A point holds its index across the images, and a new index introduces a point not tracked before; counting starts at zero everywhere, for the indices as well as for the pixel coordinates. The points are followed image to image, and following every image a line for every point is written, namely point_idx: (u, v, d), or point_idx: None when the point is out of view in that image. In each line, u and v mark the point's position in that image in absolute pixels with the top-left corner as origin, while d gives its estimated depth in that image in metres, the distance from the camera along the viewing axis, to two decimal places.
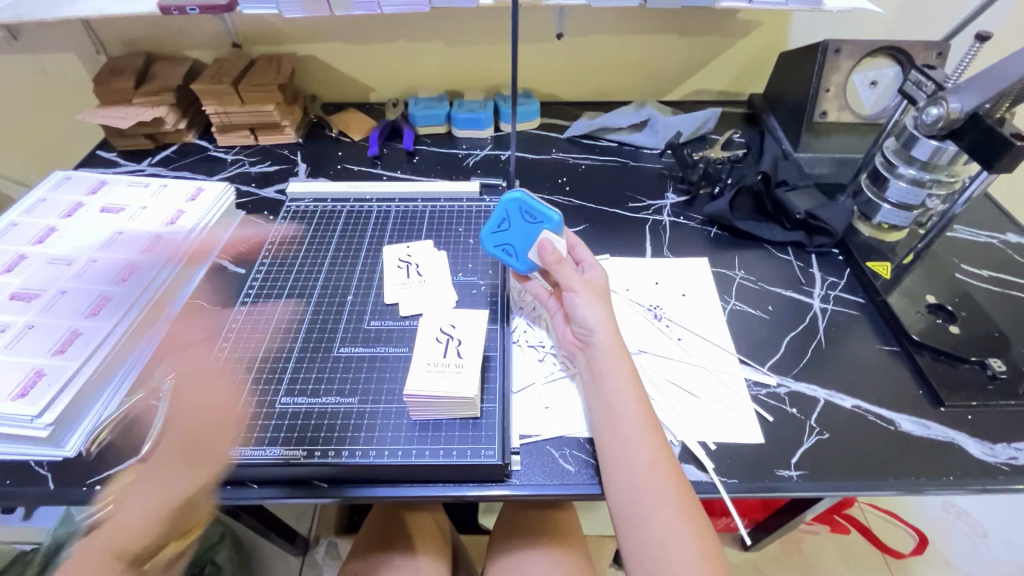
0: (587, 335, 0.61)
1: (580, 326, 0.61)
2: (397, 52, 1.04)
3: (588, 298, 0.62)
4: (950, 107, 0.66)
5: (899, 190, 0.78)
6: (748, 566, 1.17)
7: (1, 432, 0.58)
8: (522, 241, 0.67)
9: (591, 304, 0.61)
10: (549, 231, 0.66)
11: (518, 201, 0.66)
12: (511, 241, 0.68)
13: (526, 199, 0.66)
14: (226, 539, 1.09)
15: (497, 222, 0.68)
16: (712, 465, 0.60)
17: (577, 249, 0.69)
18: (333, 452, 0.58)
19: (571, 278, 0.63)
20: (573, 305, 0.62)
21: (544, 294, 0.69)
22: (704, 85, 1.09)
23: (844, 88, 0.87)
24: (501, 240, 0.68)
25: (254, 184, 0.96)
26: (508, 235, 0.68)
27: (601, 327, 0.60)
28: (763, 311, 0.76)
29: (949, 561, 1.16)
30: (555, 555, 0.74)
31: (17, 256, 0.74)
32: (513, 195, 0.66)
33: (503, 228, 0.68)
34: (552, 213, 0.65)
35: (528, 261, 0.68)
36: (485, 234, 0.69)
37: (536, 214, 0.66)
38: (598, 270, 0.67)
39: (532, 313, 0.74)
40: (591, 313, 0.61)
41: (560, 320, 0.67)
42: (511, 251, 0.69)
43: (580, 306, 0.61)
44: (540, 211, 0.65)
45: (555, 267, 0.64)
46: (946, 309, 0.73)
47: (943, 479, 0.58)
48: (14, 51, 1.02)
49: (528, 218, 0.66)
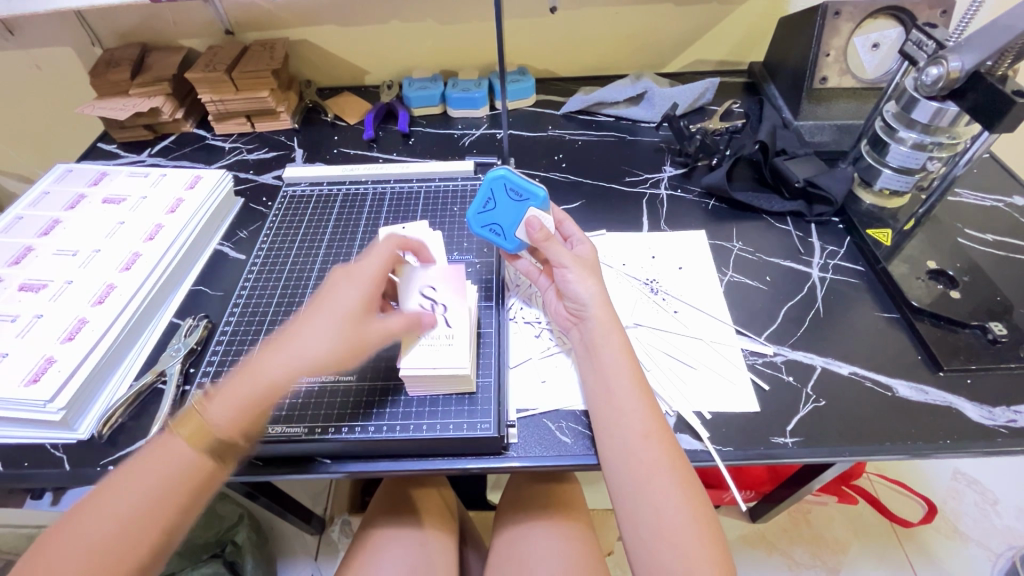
0: (580, 309, 0.61)
1: (574, 301, 0.61)
2: (389, 33, 1.03)
3: (579, 272, 0.62)
4: (950, 67, 0.64)
5: (900, 154, 0.77)
6: (755, 537, 1.19)
7: (17, 417, 0.60)
8: (509, 221, 0.67)
9: (583, 279, 0.61)
10: (536, 208, 0.65)
11: (501, 179, 0.66)
12: (499, 220, 0.67)
13: (510, 176, 0.66)
14: (245, 519, 1.13)
15: (482, 202, 0.67)
16: (708, 433, 0.60)
17: (564, 225, 0.69)
18: (334, 429, 0.59)
19: (561, 254, 0.62)
20: (565, 281, 0.62)
21: (535, 272, 0.70)
22: (702, 56, 1.07)
23: (844, 52, 0.85)
24: (488, 222, 0.68)
25: (252, 171, 0.96)
26: (497, 211, 0.67)
27: (594, 302, 0.60)
28: (760, 282, 0.75)
29: (958, 529, 1.16)
30: (557, 526, 0.76)
31: (24, 249, 0.76)
32: (496, 173, 0.66)
33: (490, 208, 0.67)
34: (538, 188, 0.65)
35: (517, 240, 0.68)
36: (472, 215, 0.68)
37: (521, 191, 0.66)
38: (587, 246, 0.67)
39: (526, 292, 0.74)
40: (583, 287, 0.61)
41: (552, 296, 0.68)
42: (499, 232, 0.68)
43: (572, 281, 0.61)
44: (524, 187, 0.65)
45: (544, 243, 0.62)
46: (947, 274, 0.72)
47: (940, 443, 0.58)
48: (11, 47, 1.03)
49: (514, 196, 0.66)
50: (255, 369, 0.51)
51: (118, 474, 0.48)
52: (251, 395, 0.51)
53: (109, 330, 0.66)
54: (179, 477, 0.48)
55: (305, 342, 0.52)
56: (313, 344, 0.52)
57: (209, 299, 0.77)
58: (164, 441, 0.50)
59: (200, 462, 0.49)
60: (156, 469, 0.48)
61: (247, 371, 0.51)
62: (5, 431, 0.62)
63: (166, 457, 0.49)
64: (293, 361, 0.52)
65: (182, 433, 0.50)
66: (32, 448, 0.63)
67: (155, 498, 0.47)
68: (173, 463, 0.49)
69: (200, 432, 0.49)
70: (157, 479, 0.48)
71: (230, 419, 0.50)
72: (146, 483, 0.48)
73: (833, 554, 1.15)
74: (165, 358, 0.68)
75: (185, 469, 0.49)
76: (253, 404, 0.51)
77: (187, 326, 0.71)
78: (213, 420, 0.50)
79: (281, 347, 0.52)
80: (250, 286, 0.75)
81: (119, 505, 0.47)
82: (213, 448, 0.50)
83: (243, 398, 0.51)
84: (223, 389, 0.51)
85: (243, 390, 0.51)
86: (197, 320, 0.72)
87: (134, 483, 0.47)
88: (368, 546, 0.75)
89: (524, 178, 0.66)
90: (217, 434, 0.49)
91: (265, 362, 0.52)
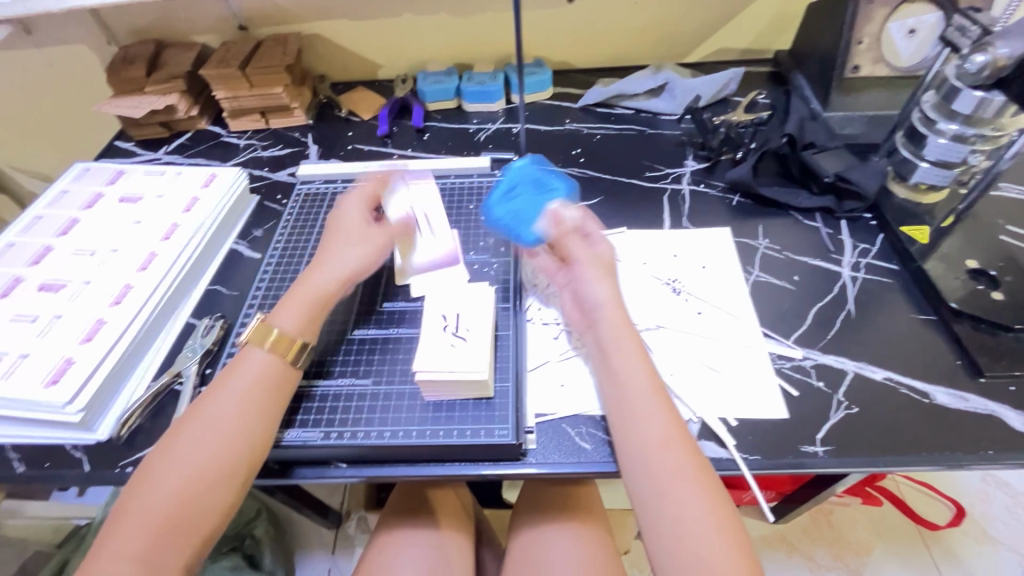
0: (592, 311, 0.60)
1: (589, 303, 0.60)
2: (403, 26, 1.01)
3: (596, 274, 0.61)
4: (998, 54, 0.61)
5: (939, 147, 0.74)
6: (775, 538, 1.16)
7: (36, 418, 0.60)
8: (528, 207, 0.72)
9: (598, 280, 0.60)
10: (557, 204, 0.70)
11: (529, 174, 0.77)
12: (521, 207, 0.72)
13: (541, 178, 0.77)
14: (263, 514, 1.14)
15: (508, 188, 0.75)
16: (733, 441, 0.58)
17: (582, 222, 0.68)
18: (349, 434, 0.58)
19: (578, 252, 0.62)
20: (579, 280, 0.61)
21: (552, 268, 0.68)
22: (725, 45, 1.04)
23: (878, 40, 0.81)
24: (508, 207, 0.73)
25: (267, 168, 0.96)
26: (516, 201, 0.73)
27: (607, 303, 0.59)
28: (788, 282, 0.72)
29: (988, 533, 1.12)
30: (577, 530, 0.74)
31: (44, 248, 0.76)
32: (523, 170, 0.77)
33: (512, 199, 0.74)
34: (559, 188, 0.76)
35: (533, 233, 0.70)
36: (495, 201, 0.75)
37: (545, 187, 0.75)
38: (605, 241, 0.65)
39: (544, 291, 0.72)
40: (597, 288, 0.60)
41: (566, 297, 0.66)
42: (516, 220, 0.71)
43: (587, 283, 0.60)
44: (547, 185, 0.75)
45: (566, 235, 0.64)
46: (988, 274, 0.69)
47: (982, 453, 0.56)
48: (28, 46, 1.03)
49: (535, 194, 0.74)
50: (305, 291, 0.61)
51: (202, 400, 0.53)
52: (313, 298, 0.60)
53: (126, 331, 0.66)
54: (262, 384, 0.55)
55: (341, 258, 0.63)
56: (350, 258, 0.63)
57: (225, 298, 0.77)
58: (243, 362, 0.56)
59: (282, 368, 0.56)
60: (245, 381, 0.54)
61: (299, 288, 0.61)
62: (24, 432, 0.62)
63: (252, 372, 0.55)
64: (337, 272, 0.62)
65: (256, 349, 0.56)
66: (52, 448, 0.63)
67: (248, 410, 0.53)
68: (261, 375, 0.55)
69: (271, 338, 0.56)
70: (243, 390, 0.54)
71: (299, 320, 0.58)
72: (235, 398, 0.53)
73: (856, 556, 1.12)
74: (181, 359, 0.68)
75: (272, 378, 0.55)
76: (316, 307, 0.60)
77: (203, 326, 0.71)
78: (283, 329, 0.57)
79: (320, 266, 0.63)
80: (264, 286, 0.74)
81: (196, 452, 0.50)
82: (286, 350, 0.56)
83: (307, 301, 0.60)
84: (283, 304, 0.60)
85: (300, 300, 0.60)
86: (213, 320, 0.72)
87: (222, 399, 0.53)
88: (383, 547, 0.75)
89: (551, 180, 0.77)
90: (289, 336, 0.57)
91: (316, 273, 0.62)
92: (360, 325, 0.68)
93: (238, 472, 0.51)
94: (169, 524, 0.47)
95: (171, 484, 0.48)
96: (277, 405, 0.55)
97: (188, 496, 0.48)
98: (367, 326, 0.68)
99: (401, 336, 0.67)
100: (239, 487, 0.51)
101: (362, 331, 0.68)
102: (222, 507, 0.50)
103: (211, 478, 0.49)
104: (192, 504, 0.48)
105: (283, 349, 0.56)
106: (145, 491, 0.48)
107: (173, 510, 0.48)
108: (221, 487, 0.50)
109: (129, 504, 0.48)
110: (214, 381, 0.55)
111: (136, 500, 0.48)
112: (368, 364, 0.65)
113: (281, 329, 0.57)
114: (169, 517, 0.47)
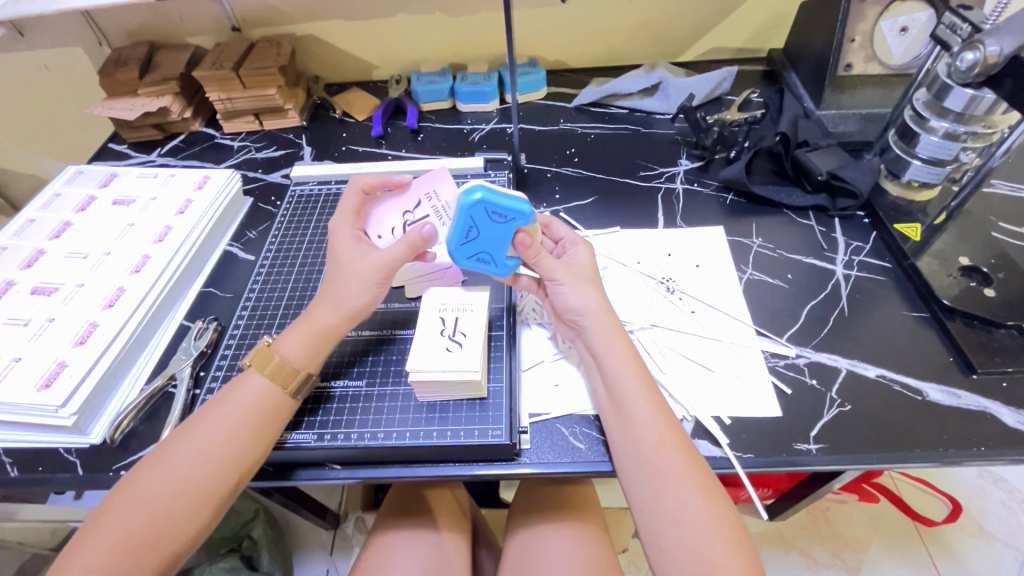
0: (577, 319, 0.59)
1: (566, 310, 0.60)
2: (397, 26, 1.01)
3: (572, 282, 0.60)
4: (988, 51, 0.61)
5: (931, 145, 0.74)
6: (773, 535, 1.16)
7: (30, 422, 0.60)
8: (497, 246, 0.60)
9: (578, 288, 0.60)
10: (523, 228, 0.59)
11: (482, 203, 0.57)
12: (486, 247, 0.60)
13: (489, 198, 0.57)
14: (259, 516, 1.14)
15: (464, 231, 0.59)
16: (727, 440, 0.58)
17: (552, 227, 0.66)
18: (343, 435, 0.58)
19: (552, 266, 0.60)
20: (557, 293, 0.60)
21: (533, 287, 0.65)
22: (719, 44, 1.04)
23: (870, 38, 0.80)
24: (472, 251, 0.60)
25: (260, 170, 0.96)
26: (478, 239, 0.59)
27: (592, 308, 0.59)
28: (781, 280, 0.72)
29: (984, 529, 1.13)
30: (574, 530, 0.74)
31: (36, 252, 0.76)
32: (475, 198, 0.57)
33: (472, 236, 0.59)
34: (523, 206, 0.58)
35: (509, 264, 0.61)
36: (454, 249, 0.60)
37: (505, 212, 0.58)
38: (582, 247, 0.65)
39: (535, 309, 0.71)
40: (579, 296, 0.59)
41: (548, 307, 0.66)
42: (488, 259, 0.61)
43: (565, 292, 0.60)
44: (508, 208, 0.57)
45: (535, 257, 0.60)
46: (981, 271, 0.69)
47: (974, 450, 0.56)
48: (19, 47, 1.03)
49: (498, 219, 0.58)
50: (310, 324, 0.58)
51: (195, 419, 0.53)
52: (316, 331, 0.58)
53: (119, 334, 0.66)
54: (255, 411, 0.54)
55: (344, 293, 0.59)
56: (352, 293, 0.59)
57: (219, 301, 0.77)
58: (238, 386, 0.55)
59: (277, 400, 0.55)
60: (232, 406, 0.54)
61: (304, 321, 0.59)
62: (17, 435, 0.62)
63: (241, 398, 0.54)
64: (342, 305, 0.59)
65: (256, 374, 0.56)
66: (45, 452, 0.63)
67: (228, 437, 0.52)
68: (248, 404, 0.54)
69: (272, 368, 0.56)
70: (235, 415, 0.53)
71: (302, 354, 0.57)
72: (226, 422, 0.53)
73: (853, 553, 1.13)
74: (175, 362, 0.67)
75: (263, 406, 0.54)
76: (320, 341, 0.58)
77: (197, 329, 0.71)
78: (285, 358, 0.56)
79: (326, 300, 0.59)
80: (258, 288, 0.74)
81: (181, 472, 0.50)
82: (286, 379, 0.56)
83: (311, 336, 0.58)
84: (289, 332, 0.58)
85: (304, 333, 0.58)
86: (206, 322, 0.72)
87: (213, 422, 0.53)
88: (379, 548, 0.75)
89: (503, 196, 0.57)
90: (291, 367, 0.56)
91: (322, 308, 0.59)
92: (354, 326, 0.68)
93: (217, 497, 0.50)
94: (141, 538, 0.47)
95: (149, 502, 0.48)
96: (268, 435, 0.54)
97: (164, 513, 0.48)
98: (361, 327, 0.68)
99: (395, 337, 0.67)
100: (215, 510, 0.51)
101: (356, 332, 0.68)
102: (194, 529, 0.49)
103: (189, 499, 0.49)
104: (164, 524, 0.48)
105: (283, 378, 0.56)
106: (124, 504, 0.48)
107: (146, 528, 0.48)
108: (197, 510, 0.49)
109: (107, 516, 0.48)
110: (212, 400, 0.55)
111: (114, 512, 0.48)
112: (362, 365, 0.65)
113: (284, 359, 0.56)
114: (141, 534, 0.47)
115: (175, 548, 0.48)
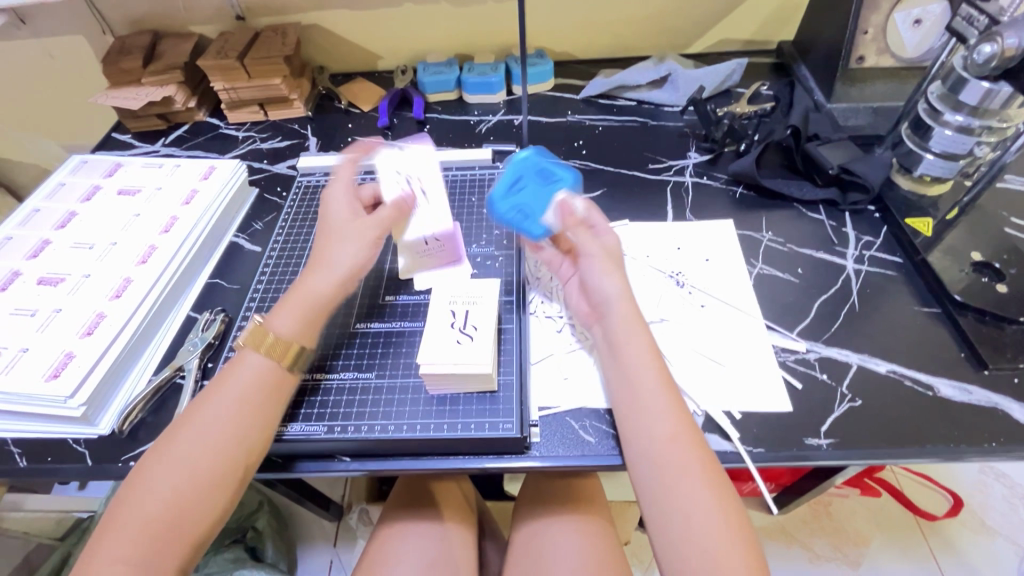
0: (603, 302, 0.59)
1: (598, 294, 0.60)
2: (403, 15, 1.00)
3: (605, 263, 0.60)
4: (1006, 44, 0.60)
5: (944, 139, 0.73)
6: (775, 529, 1.17)
7: (39, 413, 0.60)
8: (538, 204, 0.65)
9: (608, 270, 0.60)
10: (565, 190, 0.65)
11: (531, 160, 0.66)
12: (527, 203, 0.65)
13: (539, 159, 0.67)
14: (264, 506, 1.14)
15: (511, 182, 0.65)
16: (737, 434, 0.58)
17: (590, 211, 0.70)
18: (353, 427, 0.58)
19: (588, 242, 0.61)
20: (591, 269, 0.60)
21: (557, 260, 0.67)
22: (728, 36, 1.03)
23: (884, 30, 0.80)
24: (514, 202, 0.65)
25: (266, 161, 0.95)
26: (522, 192, 0.65)
27: (619, 296, 0.58)
28: (792, 275, 0.72)
29: (986, 524, 1.13)
30: (579, 523, 0.74)
31: (41, 242, 0.76)
32: (526, 155, 0.66)
33: (516, 188, 0.65)
34: (570, 173, 0.67)
35: (544, 227, 0.65)
36: (498, 196, 0.65)
37: (553, 173, 0.67)
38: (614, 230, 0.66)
39: (547, 286, 0.72)
40: (604, 278, 0.59)
41: (572, 287, 0.66)
42: (525, 216, 0.65)
43: (597, 271, 0.60)
44: (556, 171, 0.67)
45: (574, 226, 0.62)
46: (993, 267, 0.69)
47: (985, 446, 0.56)
48: (21, 35, 1.02)
49: (544, 177, 0.66)
50: (302, 293, 0.58)
51: (197, 406, 0.53)
52: (309, 302, 0.58)
53: (126, 326, 0.66)
54: (259, 392, 0.54)
55: (339, 258, 0.59)
56: (347, 254, 0.59)
57: (225, 292, 0.76)
58: (237, 367, 0.55)
59: (275, 376, 0.55)
60: (234, 391, 0.53)
61: (296, 292, 0.58)
62: (26, 425, 0.62)
63: (243, 380, 0.54)
64: (336, 269, 0.59)
65: (252, 353, 0.56)
66: (52, 442, 0.62)
67: (233, 421, 0.52)
68: (249, 386, 0.54)
69: (268, 344, 0.55)
70: (238, 399, 0.53)
71: (294, 327, 0.57)
72: (231, 407, 0.52)
73: (855, 547, 1.13)
74: (183, 353, 0.67)
75: (265, 387, 0.54)
76: (313, 312, 0.58)
77: (204, 320, 0.71)
78: (279, 333, 0.56)
79: (319, 267, 0.59)
80: (265, 280, 0.74)
81: (192, 459, 0.50)
82: (282, 355, 0.55)
83: (303, 306, 0.57)
84: (281, 307, 0.58)
85: (297, 303, 0.58)
86: (214, 314, 0.71)
87: (216, 407, 0.52)
88: (385, 539, 0.75)
89: (555, 164, 0.68)
90: (285, 341, 0.56)
91: (313, 274, 0.59)
92: (362, 319, 0.68)
93: (232, 480, 0.50)
94: (163, 526, 0.47)
95: (164, 490, 0.48)
96: (272, 415, 0.54)
97: (182, 500, 0.48)
98: (369, 320, 0.68)
99: (405, 329, 0.67)
100: (232, 494, 0.51)
101: (365, 325, 0.67)
102: (213, 514, 0.49)
103: (204, 485, 0.49)
104: (183, 511, 0.48)
105: (278, 354, 0.55)
106: (140, 493, 0.48)
107: (167, 516, 0.47)
108: (214, 496, 0.49)
109: (125, 507, 0.48)
110: (210, 385, 0.55)
111: (131, 502, 0.48)
112: (370, 357, 0.64)
113: (278, 333, 0.56)
114: (162, 523, 0.47)
115: (198, 534, 0.48)
